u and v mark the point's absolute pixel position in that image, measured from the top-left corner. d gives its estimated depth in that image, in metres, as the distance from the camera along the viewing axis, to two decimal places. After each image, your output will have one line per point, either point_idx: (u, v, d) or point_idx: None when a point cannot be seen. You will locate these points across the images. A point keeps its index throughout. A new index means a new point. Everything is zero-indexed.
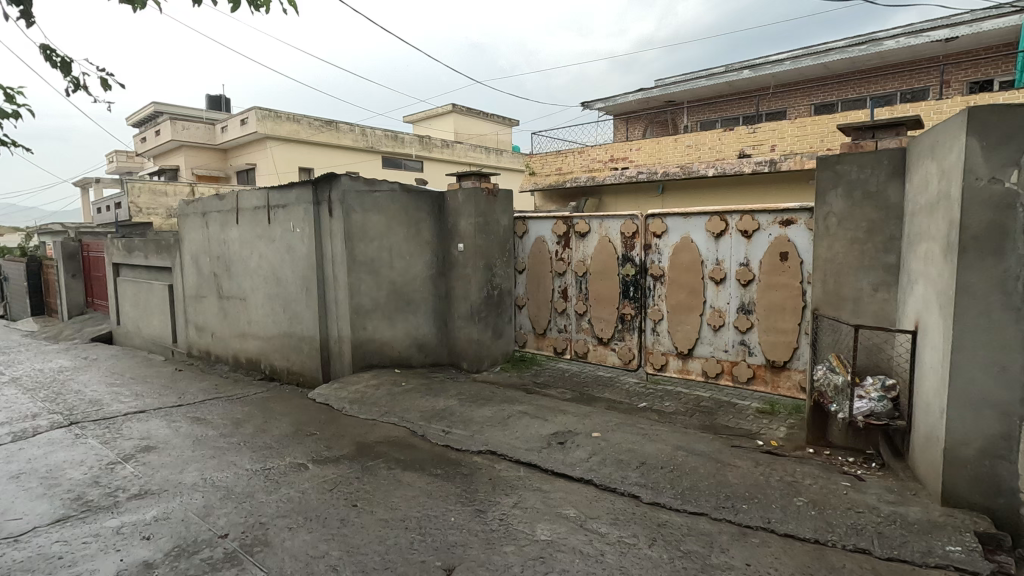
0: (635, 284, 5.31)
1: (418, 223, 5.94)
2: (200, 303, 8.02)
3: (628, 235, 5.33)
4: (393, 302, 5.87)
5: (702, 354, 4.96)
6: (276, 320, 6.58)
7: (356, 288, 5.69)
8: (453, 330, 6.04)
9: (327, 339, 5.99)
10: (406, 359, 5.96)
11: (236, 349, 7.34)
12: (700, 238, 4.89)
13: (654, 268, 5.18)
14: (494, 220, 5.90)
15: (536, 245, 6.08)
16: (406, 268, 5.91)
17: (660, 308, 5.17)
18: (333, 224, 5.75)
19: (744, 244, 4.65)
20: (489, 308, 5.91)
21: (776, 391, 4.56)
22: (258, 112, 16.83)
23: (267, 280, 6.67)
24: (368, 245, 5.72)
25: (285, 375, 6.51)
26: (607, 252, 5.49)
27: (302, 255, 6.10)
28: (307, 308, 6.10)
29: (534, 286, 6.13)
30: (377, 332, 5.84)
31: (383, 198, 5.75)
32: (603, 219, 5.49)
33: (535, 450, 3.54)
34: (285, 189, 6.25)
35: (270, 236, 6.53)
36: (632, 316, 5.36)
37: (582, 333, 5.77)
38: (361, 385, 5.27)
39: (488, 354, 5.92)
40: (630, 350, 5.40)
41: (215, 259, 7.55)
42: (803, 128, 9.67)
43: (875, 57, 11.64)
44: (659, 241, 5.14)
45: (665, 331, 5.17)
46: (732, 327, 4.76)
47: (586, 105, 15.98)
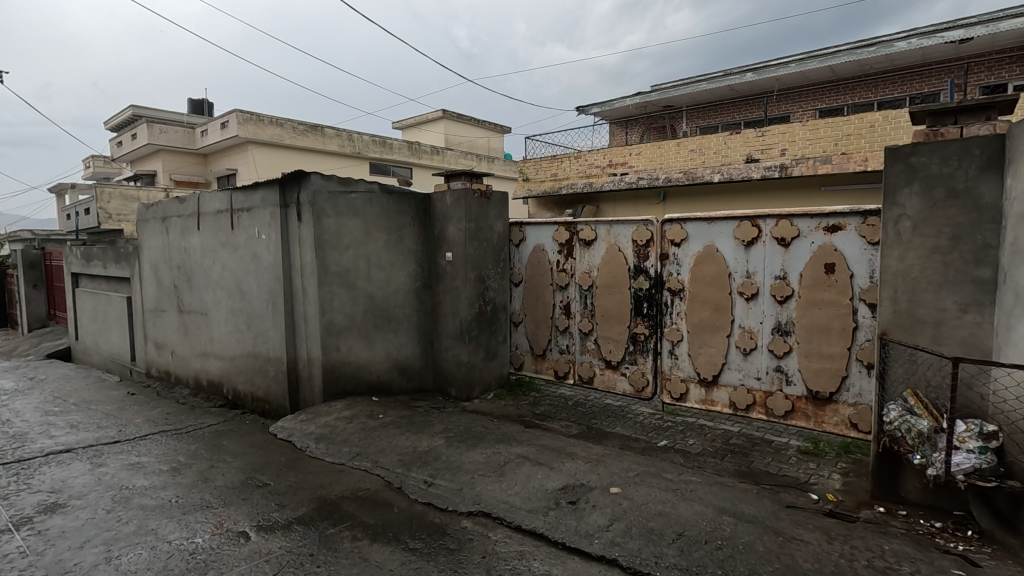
0: (649, 300, 4.62)
1: (400, 228, 5.22)
2: (159, 318, 7.22)
3: (641, 242, 4.65)
4: (371, 319, 5.12)
5: (729, 382, 4.26)
6: (239, 339, 5.81)
7: (328, 304, 4.93)
8: (441, 351, 5.30)
9: (296, 362, 5.24)
10: (386, 385, 5.23)
11: (196, 369, 6.55)
12: (726, 247, 4.21)
13: (671, 281, 4.49)
14: (486, 225, 5.20)
15: (535, 254, 5.38)
16: (386, 281, 5.18)
17: (679, 328, 4.48)
18: (302, 230, 5.01)
19: (780, 253, 3.97)
20: (481, 326, 5.19)
21: (820, 427, 3.87)
22: (239, 116, 16.07)
23: (230, 294, 5.90)
24: (342, 253, 4.98)
25: (249, 402, 5.73)
26: (616, 262, 4.80)
27: (268, 266, 5.35)
28: (273, 325, 5.35)
29: (532, 301, 5.42)
30: (353, 354, 5.08)
31: (360, 199, 5.02)
32: (611, 225, 4.81)
33: (540, 512, 2.81)
34: (249, 191, 5.50)
35: (234, 244, 5.77)
36: (646, 336, 4.66)
37: (587, 355, 5.06)
38: (331, 418, 4.50)
39: (480, 379, 5.19)
40: (643, 376, 4.70)
41: (175, 269, 6.78)
42: (816, 131, 9.07)
43: (884, 59, 11.07)
44: (677, 250, 4.45)
45: (685, 354, 4.47)
46: (766, 350, 4.07)
47: (580, 109, 15.49)
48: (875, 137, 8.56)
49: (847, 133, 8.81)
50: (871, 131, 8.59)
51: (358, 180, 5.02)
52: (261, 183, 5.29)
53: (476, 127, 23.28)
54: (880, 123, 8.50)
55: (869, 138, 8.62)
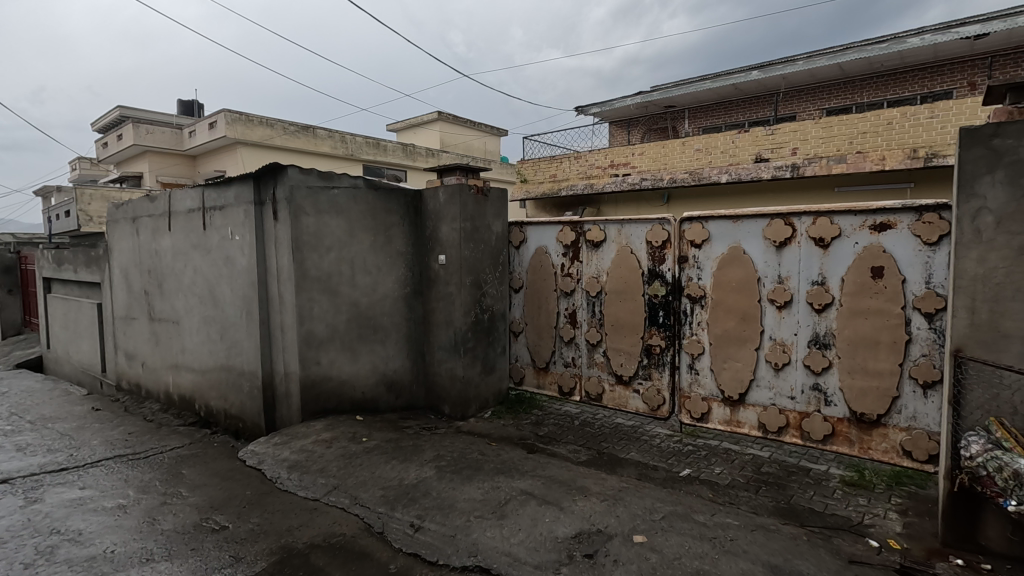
0: (665, 308, 4.14)
1: (389, 229, 4.74)
2: (129, 327, 6.68)
3: (657, 243, 4.16)
4: (355, 329, 4.61)
5: (758, 402, 3.77)
6: (212, 351, 5.28)
7: (307, 312, 4.38)
8: (434, 364, 4.81)
9: (272, 376, 4.72)
10: (373, 402, 4.72)
11: (167, 383, 6.01)
12: (755, 248, 3.73)
13: (691, 288, 4.02)
14: (483, 225, 4.72)
15: (537, 257, 4.89)
16: (372, 286, 4.68)
17: (701, 339, 3.99)
18: (278, 229, 4.50)
19: (818, 256, 3.50)
20: (477, 338, 4.69)
21: (866, 455, 3.38)
22: (227, 116, 15.48)
23: (202, 300, 5.38)
24: (323, 256, 4.46)
25: (222, 420, 5.20)
26: (627, 266, 4.32)
27: (242, 271, 4.83)
28: (247, 336, 4.83)
29: (534, 308, 4.94)
30: (335, 369, 4.55)
31: (343, 196, 4.52)
32: (623, 224, 4.33)
33: (550, 570, 2.31)
34: (222, 187, 4.99)
35: (206, 246, 5.25)
36: (663, 348, 4.18)
37: (595, 370, 4.57)
38: (309, 441, 3.98)
39: (476, 396, 4.68)
40: (659, 393, 4.21)
41: (145, 273, 6.25)
42: (829, 129, 8.62)
43: (895, 57, 10.66)
44: (697, 252, 3.98)
45: (707, 369, 3.99)
46: (801, 366, 3.58)
47: (580, 109, 15.08)
48: (892, 135, 8.13)
49: (862, 131, 8.37)
50: (887, 129, 8.16)
51: (341, 175, 4.52)
52: (235, 178, 4.78)
53: (472, 129, 22.83)
54: (898, 120, 8.08)
55: (886, 136, 8.19)
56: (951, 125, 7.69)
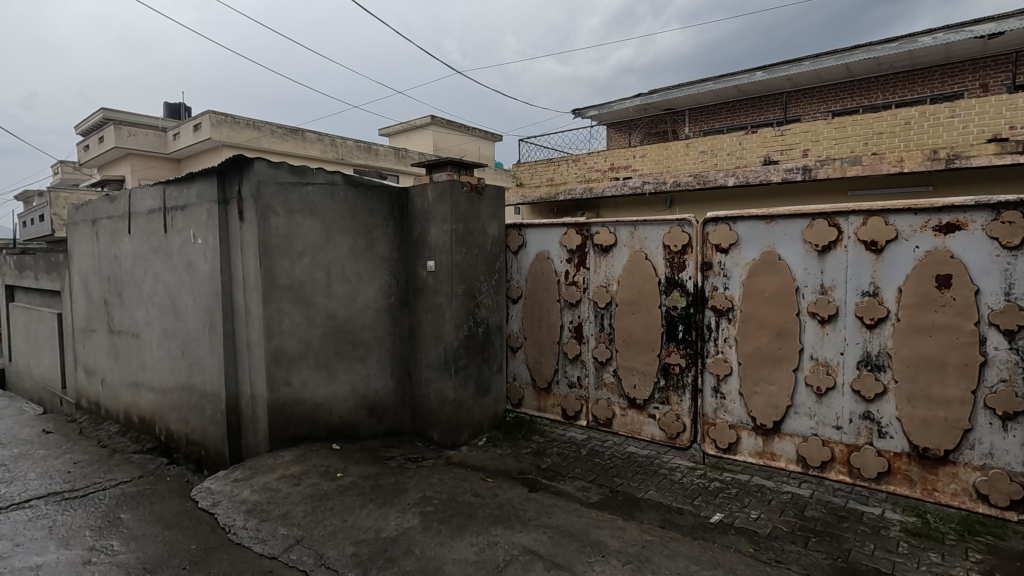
0: (686, 322, 3.63)
1: (371, 232, 4.21)
2: (89, 340, 6.09)
3: (677, 248, 3.65)
4: (332, 345, 4.06)
5: (797, 432, 3.25)
6: (173, 368, 4.71)
7: (276, 326, 3.83)
8: (421, 385, 4.26)
9: (237, 399, 4.15)
10: (351, 428, 4.16)
11: (127, 403, 5.42)
12: (793, 253, 3.22)
13: (716, 299, 3.50)
14: (477, 228, 4.20)
15: (537, 263, 4.37)
16: (351, 297, 4.13)
17: (728, 359, 3.48)
18: (244, 231, 3.94)
19: (870, 261, 2.99)
20: (470, 354, 4.16)
21: (930, 498, 2.86)
22: (212, 117, 14.94)
23: (163, 311, 4.81)
24: (295, 261, 3.91)
25: (183, 447, 4.63)
26: (642, 274, 3.80)
27: (205, 278, 4.27)
28: (210, 352, 4.27)
29: (534, 321, 4.41)
30: (309, 391, 3.99)
31: (318, 193, 3.98)
32: (636, 225, 3.82)
33: None
34: (184, 185, 4.43)
35: (167, 251, 4.69)
36: (683, 368, 3.66)
37: (604, 392, 4.04)
38: (273, 477, 3.42)
39: (469, 421, 4.13)
40: (678, 420, 3.69)
41: (105, 281, 5.67)
42: (843, 129, 8.18)
43: (905, 56, 10.23)
44: (724, 257, 3.47)
45: (735, 393, 3.47)
46: (848, 392, 3.07)
47: (577, 112, 14.63)
48: (910, 136, 7.69)
49: (878, 131, 7.93)
50: (905, 129, 7.71)
51: (316, 170, 3.98)
52: (197, 174, 4.22)
53: (466, 134, 22.38)
54: (916, 120, 7.63)
55: (904, 137, 7.74)
56: (974, 124, 7.25)
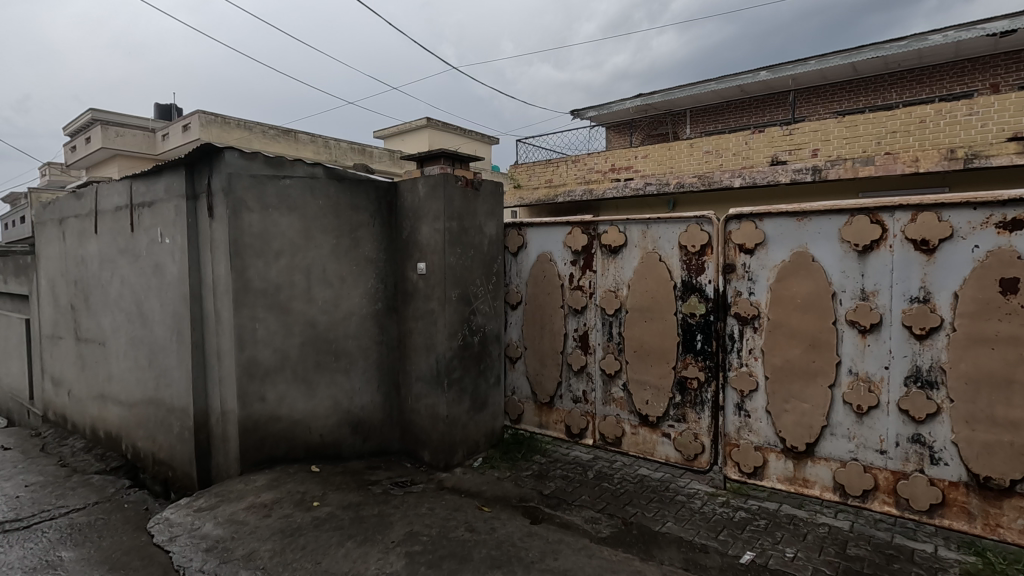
0: (705, 331, 3.26)
1: (356, 231, 3.83)
2: (56, 348, 5.67)
3: (694, 249, 3.28)
4: (312, 356, 3.67)
5: (833, 456, 2.88)
6: (140, 380, 4.30)
7: (249, 335, 3.44)
8: (411, 399, 3.87)
9: (207, 415, 3.75)
10: (333, 447, 3.76)
11: (94, 417, 5.00)
12: (829, 254, 2.86)
13: (740, 305, 3.13)
14: (472, 227, 3.82)
15: (539, 265, 4.00)
16: (334, 302, 3.75)
17: (753, 372, 3.11)
18: (215, 229, 3.55)
19: (920, 263, 2.62)
20: (465, 366, 3.77)
21: (993, 535, 2.48)
22: (201, 117, 14.62)
23: (130, 318, 4.40)
24: (271, 263, 3.52)
25: (150, 467, 4.21)
26: (655, 277, 3.43)
27: (173, 282, 3.87)
28: (178, 363, 3.87)
29: (535, 329, 4.03)
30: (286, 406, 3.59)
31: (297, 188, 3.60)
32: (649, 224, 3.45)
33: None
34: (151, 179, 4.03)
35: (134, 252, 4.28)
36: (702, 383, 3.29)
37: (613, 408, 3.66)
38: (241, 507, 3.02)
39: (463, 440, 3.74)
40: (696, 439, 3.32)
41: (72, 285, 5.26)
42: (854, 128, 7.85)
43: (913, 54, 9.91)
44: (749, 259, 3.11)
45: (761, 411, 3.10)
46: (894, 411, 2.70)
47: (576, 113, 14.30)
48: (925, 134, 7.36)
49: (891, 130, 7.60)
50: (920, 127, 7.38)
51: (295, 162, 3.60)
52: (164, 167, 3.83)
53: (462, 136, 22.03)
54: (932, 118, 7.31)
55: (919, 136, 7.41)
56: (992, 123, 6.92)
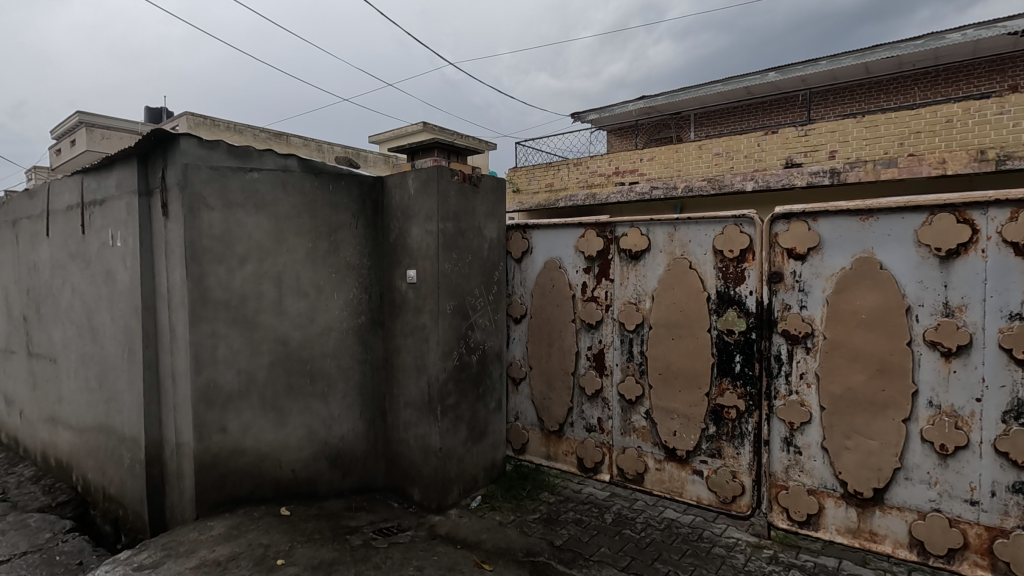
0: (746, 352, 2.76)
1: (336, 234, 3.32)
2: (9, 364, 5.12)
3: (733, 254, 2.79)
4: (283, 378, 3.15)
5: (909, 506, 2.37)
6: (90, 404, 3.76)
7: (206, 355, 2.91)
8: (400, 428, 3.36)
9: (160, 447, 3.22)
10: (308, 484, 3.23)
11: (45, 442, 4.45)
12: (903, 259, 2.36)
13: (789, 321, 2.64)
14: (470, 228, 3.33)
15: (546, 273, 3.50)
16: (309, 315, 3.23)
17: (806, 402, 2.60)
18: (169, 231, 3.03)
19: (1022, 271, 2.13)
20: (461, 390, 3.26)
21: None
22: (189, 117, 13.94)
23: (80, 332, 3.87)
24: (234, 270, 3.00)
25: (100, 503, 3.67)
26: (685, 287, 2.94)
27: (124, 291, 3.35)
28: (128, 385, 3.34)
29: (541, 346, 3.53)
30: (251, 438, 3.06)
31: (267, 183, 3.09)
32: (677, 225, 2.96)
33: None
34: (103, 173, 3.52)
35: (85, 257, 3.76)
36: (741, 412, 2.79)
37: (633, 438, 3.16)
38: (189, 566, 2.49)
39: (459, 475, 3.22)
40: (735, 479, 2.81)
41: (24, 294, 4.72)
42: (875, 129, 7.40)
43: (930, 54, 9.49)
44: (799, 266, 2.62)
45: (815, 449, 2.59)
46: (988, 454, 2.20)
47: (576, 116, 13.86)
48: (952, 135, 6.91)
49: (915, 130, 7.15)
50: (947, 128, 6.95)
51: (263, 152, 3.09)
52: (115, 159, 3.31)
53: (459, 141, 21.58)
54: (960, 117, 6.87)
55: (945, 136, 6.96)
56: None
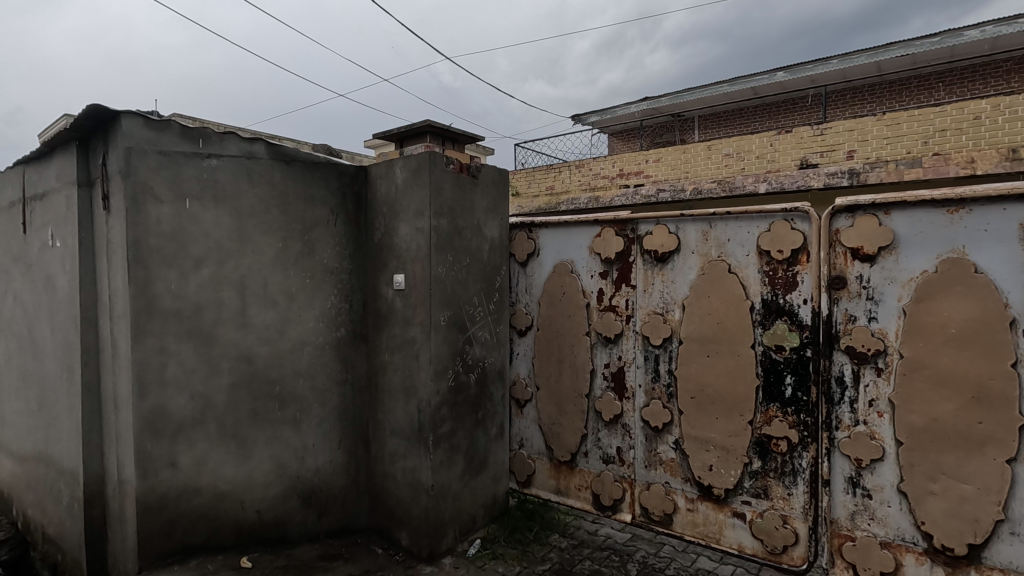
0: (800, 372, 2.30)
1: (311, 234, 2.86)
2: None
3: (782, 255, 2.34)
4: (247, 401, 2.67)
5: (1015, 568, 1.89)
6: (30, 429, 3.26)
7: (152, 375, 2.42)
8: (385, 459, 2.88)
9: (102, 483, 2.73)
10: (276, 527, 2.75)
11: None
12: (1004, 259, 1.89)
13: (855, 335, 2.17)
14: (467, 225, 2.86)
15: (555, 278, 3.04)
16: (278, 328, 2.75)
17: (878, 435, 2.13)
18: (111, 228, 2.55)
19: None
20: (457, 416, 2.78)
21: None
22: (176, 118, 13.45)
23: (21, 345, 3.37)
24: (187, 274, 2.52)
25: (40, 544, 3.16)
26: (722, 295, 2.48)
27: (64, 300, 2.87)
28: (67, 409, 2.85)
29: (550, 363, 3.06)
30: (208, 474, 2.57)
31: (229, 171, 2.62)
32: (713, 221, 2.51)
33: None
34: (43, 163, 3.04)
35: (26, 259, 3.27)
36: (794, 445, 2.32)
37: (660, 473, 2.68)
38: None
39: (454, 516, 2.74)
40: (786, 526, 2.34)
41: None
42: (897, 127, 6.97)
43: (947, 52, 9.05)
44: (866, 269, 2.16)
45: (890, 492, 2.12)
46: None
47: (579, 118, 13.46)
48: (981, 133, 6.49)
49: (940, 128, 6.73)
50: (975, 125, 6.52)
51: (224, 136, 2.62)
52: (54, 145, 2.83)
53: None
54: (988, 114, 6.46)
55: (973, 134, 6.53)
56: None
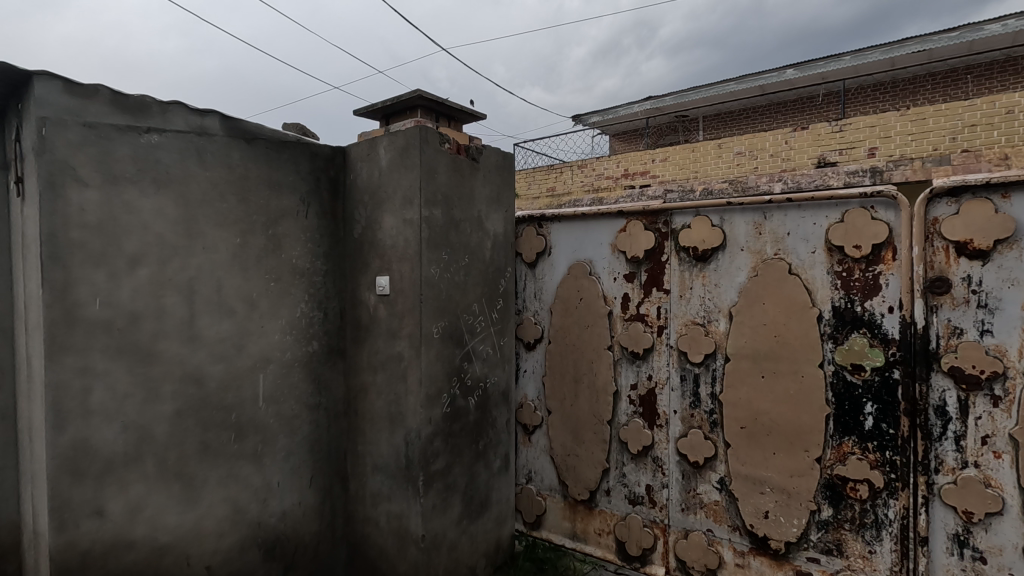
0: (886, 399, 1.83)
1: (276, 229, 2.40)
2: None
3: (860, 252, 1.86)
4: (196, 432, 2.17)
5: None
6: None
7: (71, 403, 1.88)
8: (366, 500, 2.39)
9: (19, 532, 2.23)
10: None
11: None
12: None
13: (963, 353, 1.70)
14: (465, 218, 2.38)
15: (570, 281, 2.57)
16: (236, 342, 2.27)
17: (994, 482, 1.66)
18: (26, 218, 2.05)
19: None
20: (453, 448, 2.30)
21: None
22: None
23: None
24: (119, 273, 1.98)
25: None
26: (780, 301, 2.02)
27: None
28: None
29: (564, 381, 2.59)
30: (144, 525, 2.04)
31: (173, 150, 2.11)
32: (767, 212, 2.05)
33: None
34: None
35: None
36: (878, 491, 1.84)
37: (701, 519, 2.20)
38: None
39: (450, 571, 2.26)
40: None
41: None
42: (922, 122, 6.55)
43: (965, 48, 8.68)
44: (974, 268, 1.69)
45: (1011, 556, 1.64)
46: None
47: (580, 117, 13.04)
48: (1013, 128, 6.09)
49: (970, 123, 6.28)
50: (1007, 120, 6.12)
51: (168, 107, 2.12)
52: None
53: None
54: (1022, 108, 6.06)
55: (1005, 129, 6.14)
56: None
